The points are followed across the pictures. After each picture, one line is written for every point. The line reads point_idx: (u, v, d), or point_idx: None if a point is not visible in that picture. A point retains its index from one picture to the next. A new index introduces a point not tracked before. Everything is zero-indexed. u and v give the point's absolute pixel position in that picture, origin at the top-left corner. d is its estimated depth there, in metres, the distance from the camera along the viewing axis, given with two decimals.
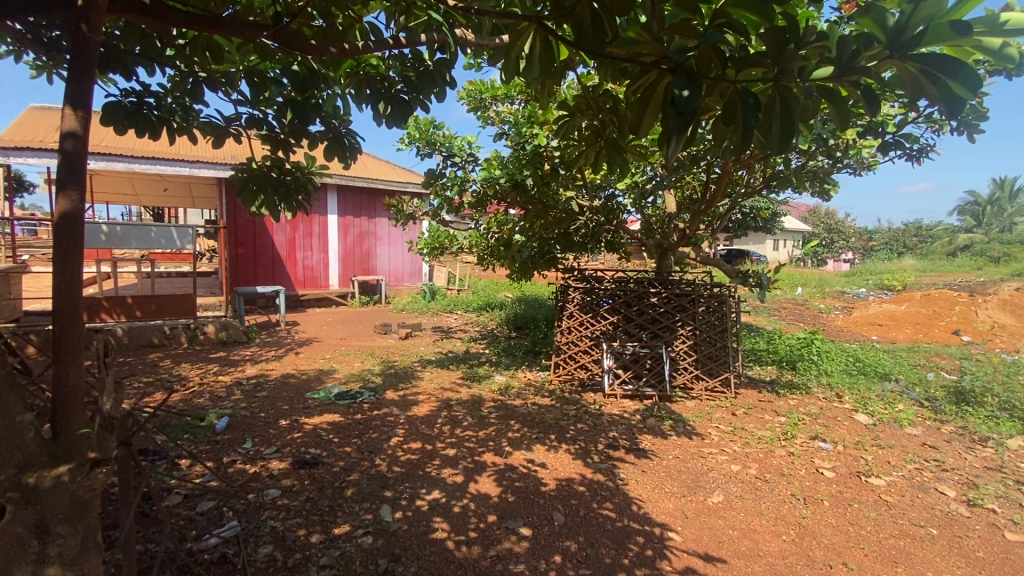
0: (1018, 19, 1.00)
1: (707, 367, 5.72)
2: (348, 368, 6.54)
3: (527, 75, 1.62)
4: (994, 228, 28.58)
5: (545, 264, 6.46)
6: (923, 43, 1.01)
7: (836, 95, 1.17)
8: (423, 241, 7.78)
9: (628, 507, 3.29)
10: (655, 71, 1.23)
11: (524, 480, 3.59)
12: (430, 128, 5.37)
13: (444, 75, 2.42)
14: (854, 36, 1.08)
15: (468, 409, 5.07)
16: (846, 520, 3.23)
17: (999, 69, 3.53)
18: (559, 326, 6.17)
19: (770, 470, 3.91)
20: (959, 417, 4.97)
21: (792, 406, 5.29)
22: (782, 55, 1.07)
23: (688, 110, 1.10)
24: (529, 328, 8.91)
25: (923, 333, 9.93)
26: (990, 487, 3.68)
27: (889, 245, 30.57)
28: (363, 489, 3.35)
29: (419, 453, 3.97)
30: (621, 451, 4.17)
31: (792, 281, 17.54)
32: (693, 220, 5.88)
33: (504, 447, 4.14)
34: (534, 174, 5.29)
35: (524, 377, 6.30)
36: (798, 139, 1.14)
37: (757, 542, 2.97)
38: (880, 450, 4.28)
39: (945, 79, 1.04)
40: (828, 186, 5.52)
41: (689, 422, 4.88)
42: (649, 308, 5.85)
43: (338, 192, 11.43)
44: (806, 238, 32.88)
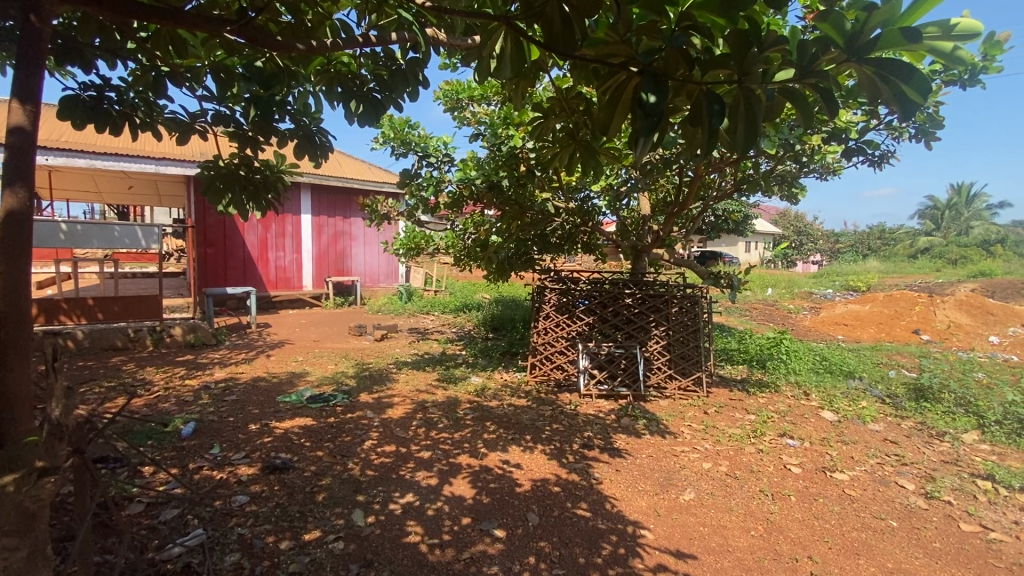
0: (967, 24, 1.04)
1: (680, 367, 5.81)
2: (321, 371, 6.42)
3: (498, 76, 1.62)
4: (952, 231, 29.90)
5: (522, 264, 6.55)
6: (878, 47, 1.04)
7: (798, 100, 1.20)
8: (399, 241, 7.70)
9: (602, 506, 3.32)
10: (624, 73, 1.24)
11: (499, 481, 3.58)
12: (405, 128, 5.30)
13: (417, 74, 2.39)
14: (813, 39, 1.10)
15: (443, 411, 5.04)
16: (811, 514, 3.32)
17: (954, 79, 3.71)
18: (535, 327, 6.18)
19: (740, 467, 3.99)
20: (918, 413, 5.17)
21: (761, 405, 5.42)
22: (746, 58, 1.09)
23: (655, 112, 1.12)
24: (506, 329, 8.91)
25: (886, 332, 10.32)
26: (947, 480, 3.84)
27: (854, 247, 31.66)
28: (335, 494, 3.29)
29: (392, 457, 3.92)
30: (595, 451, 4.20)
31: (763, 282, 18.04)
32: (666, 223, 5.97)
33: (479, 449, 4.12)
34: (510, 176, 5.30)
35: (500, 378, 6.30)
36: (761, 140, 1.16)
37: (727, 538, 3.03)
38: (844, 446, 4.42)
39: (897, 82, 1.08)
40: (795, 191, 5.68)
41: (663, 421, 4.94)
42: (624, 309, 5.92)
43: (312, 192, 11.24)
44: (776, 241, 33.83)
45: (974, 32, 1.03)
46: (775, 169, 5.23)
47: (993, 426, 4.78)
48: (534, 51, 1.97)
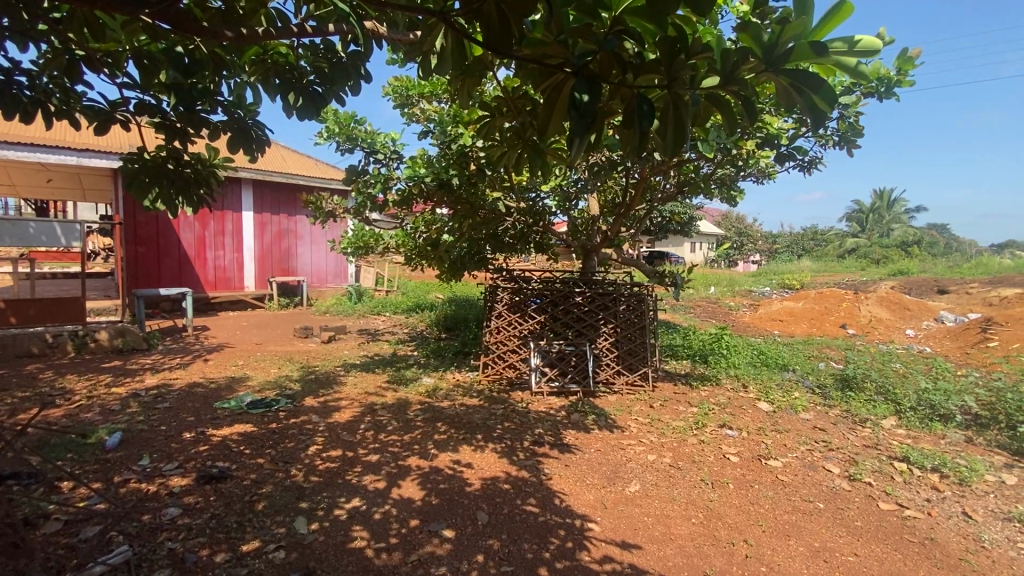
0: (867, 41, 1.13)
1: (627, 363, 5.99)
2: (263, 375, 6.15)
3: (439, 72, 1.61)
4: (875, 233, 32.29)
5: (475, 264, 6.62)
6: (792, 59, 1.11)
7: (722, 105, 1.26)
8: (347, 240, 7.51)
9: (551, 501, 3.37)
10: (560, 73, 1.26)
11: (449, 481, 3.56)
12: (351, 123, 5.15)
13: (359, 68, 2.35)
14: (734, 49, 1.16)
15: (393, 413, 4.94)
16: (747, 500, 3.50)
17: (872, 91, 4.01)
18: (488, 326, 6.18)
19: (683, 457, 4.16)
20: (843, 402, 5.56)
21: (703, 398, 5.66)
22: (674, 64, 1.14)
23: (589, 112, 1.15)
24: (459, 329, 8.86)
25: (816, 327, 11.03)
26: (868, 463, 4.14)
27: (790, 247, 33.61)
28: (276, 502, 3.17)
29: (338, 461, 3.82)
30: (545, 447, 4.26)
31: (706, 281, 18.86)
32: (614, 223, 6.12)
33: (429, 450, 4.08)
34: (460, 174, 5.26)
35: (452, 378, 6.26)
36: (688, 143, 1.22)
37: (670, 526, 3.14)
38: (778, 434, 4.68)
39: (809, 92, 1.16)
40: (734, 194, 5.94)
41: (611, 416, 5.07)
42: (574, 307, 6.01)
43: (254, 188, 10.78)
44: (719, 241, 35.44)
45: (873, 48, 1.12)
46: (714, 172, 5.47)
47: (907, 412, 5.20)
48: (477, 50, 1.98)
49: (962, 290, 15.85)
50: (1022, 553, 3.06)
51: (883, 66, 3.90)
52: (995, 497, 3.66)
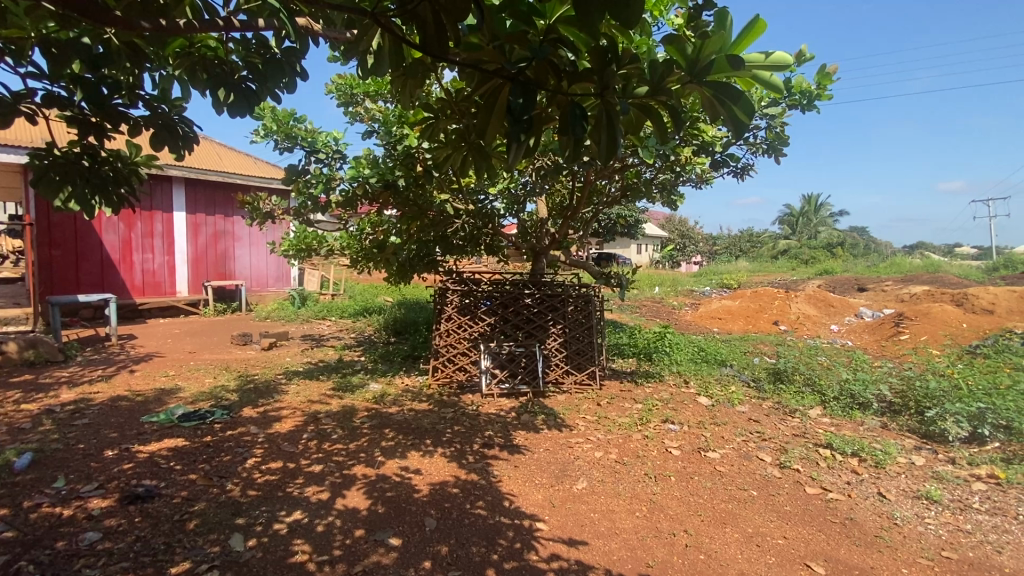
0: (780, 56, 1.21)
1: (575, 362, 6.10)
2: (196, 385, 5.80)
3: (376, 72, 1.59)
4: (804, 236, 34.53)
5: (424, 266, 6.46)
6: (713, 71, 1.18)
7: (652, 114, 1.31)
8: (288, 242, 7.22)
9: (500, 504, 3.37)
10: (497, 78, 1.26)
11: (396, 489, 3.49)
12: (289, 121, 4.96)
13: (294, 65, 2.27)
14: (662, 60, 1.21)
15: (338, 421, 4.80)
16: (687, 492, 3.65)
17: (796, 103, 4.29)
18: (437, 329, 6.12)
19: (628, 453, 4.28)
20: (776, 394, 5.92)
21: (648, 394, 5.86)
22: (605, 72, 1.17)
23: (523, 117, 1.16)
24: (408, 333, 8.72)
25: (752, 324, 11.67)
26: (797, 450, 4.42)
27: (729, 249, 35.36)
28: (210, 519, 3.00)
29: (279, 473, 3.66)
30: (495, 449, 4.27)
31: (651, 281, 19.53)
32: (562, 226, 6.22)
33: (376, 457, 3.99)
34: (407, 176, 5.19)
35: (401, 383, 6.14)
36: (621, 150, 1.24)
37: (615, 521, 3.23)
38: (717, 427, 4.91)
39: (730, 104, 1.23)
40: (674, 198, 6.18)
41: (560, 415, 5.15)
42: (524, 308, 6.05)
43: (187, 187, 10.19)
44: (663, 243, 36.80)
45: (783, 63, 1.21)
46: (656, 177, 5.68)
47: (832, 401, 5.60)
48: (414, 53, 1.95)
49: (878, 287, 17.25)
50: (928, 527, 3.37)
51: (805, 81, 4.19)
52: (905, 477, 4.00)
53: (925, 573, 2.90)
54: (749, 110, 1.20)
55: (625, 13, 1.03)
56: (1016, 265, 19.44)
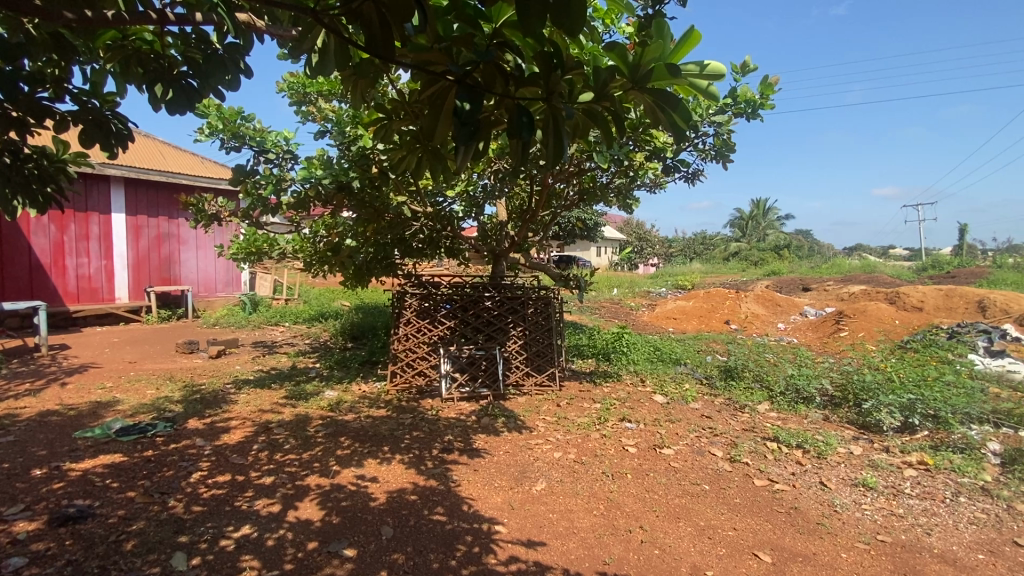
0: (715, 66, 1.26)
1: (536, 364, 6.12)
2: (136, 397, 5.47)
3: (321, 71, 1.56)
4: (753, 238, 36.09)
5: (382, 269, 6.45)
6: (654, 78, 1.22)
7: (598, 118, 1.33)
8: (237, 245, 6.94)
9: (459, 509, 3.35)
10: (444, 81, 1.25)
11: (352, 498, 3.40)
12: (237, 120, 4.78)
13: (239, 62, 2.13)
14: (605, 67, 1.24)
15: (291, 430, 4.63)
16: (644, 488, 3.74)
17: (741, 111, 4.48)
18: (395, 333, 6.02)
19: (586, 452, 4.34)
20: (727, 391, 6.15)
21: (606, 393, 5.96)
22: (551, 78, 1.19)
23: (471, 121, 1.17)
24: (366, 338, 8.54)
25: (705, 323, 12.10)
26: (746, 444, 4.60)
27: (684, 251, 36.50)
28: (149, 539, 2.83)
29: (227, 487, 3.50)
30: (454, 453, 4.23)
31: (609, 283, 19.93)
32: (521, 229, 6.25)
33: (330, 467, 3.87)
34: (362, 177, 5.08)
35: (358, 390, 6.00)
36: (567, 154, 1.26)
37: (573, 521, 3.26)
38: (672, 424, 5.04)
39: (670, 111, 1.27)
40: (630, 202, 6.31)
41: (520, 417, 5.16)
42: (484, 311, 6.03)
43: (127, 187, 9.64)
44: (621, 246, 37.61)
45: (718, 74, 1.26)
46: (612, 181, 5.78)
47: (778, 396, 5.86)
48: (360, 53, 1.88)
49: (820, 287, 18.21)
50: (865, 513, 3.57)
51: (750, 90, 4.38)
52: (844, 466, 4.23)
53: (862, 556, 3.07)
54: (686, 118, 1.25)
55: (568, 20, 1.05)
56: (941, 266, 20.95)
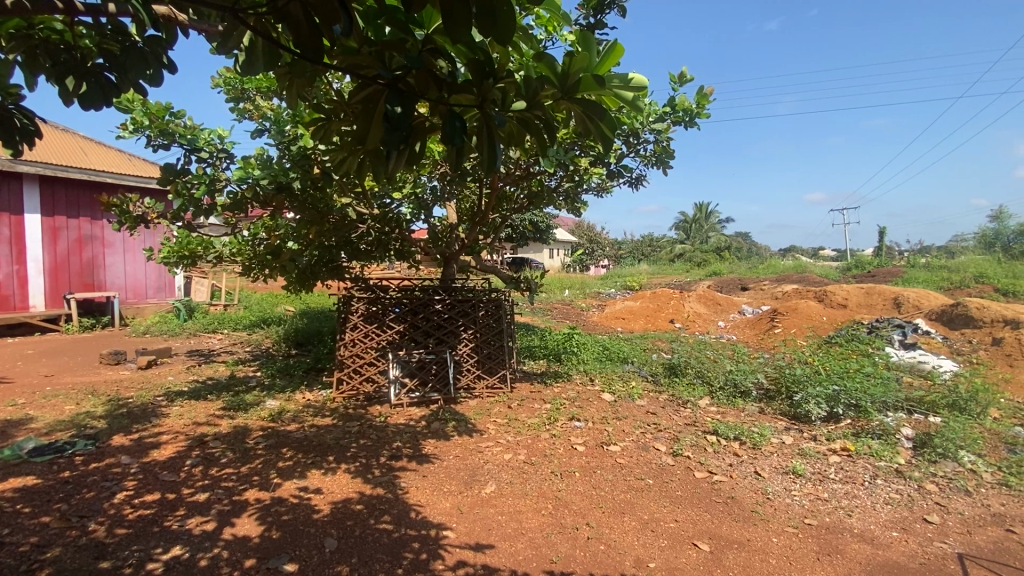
0: (639, 79, 1.31)
1: (487, 366, 6.12)
2: (53, 414, 5.04)
3: (248, 70, 1.50)
4: (697, 241, 37.65)
5: (328, 272, 6.15)
6: (581, 89, 1.26)
7: (533, 126, 1.36)
8: (167, 248, 6.54)
9: (406, 516, 3.29)
10: (375, 85, 1.24)
11: (293, 511, 3.28)
12: (165, 116, 4.51)
13: (161, 57, 1.99)
14: (536, 77, 1.27)
15: (228, 443, 4.41)
16: (591, 486, 3.82)
17: (679, 119, 4.67)
18: (342, 339, 5.84)
19: (536, 453, 4.39)
20: (671, 387, 6.38)
21: (556, 394, 6.05)
22: (483, 85, 1.21)
23: (402, 126, 1.17)
24: (311, 344, 8.25)
25: (652, 323, 12.51)
26: (688, 438, 4.80)
27: (632, 253, 37.59)
28: (66, 567, 2.62)
29: (156, 506, 3.29)
30: (403, 460, 4.17)
31: (561, 284, 20.25)
32: (471, 231, 6.22)
33: (271, 480, 3.71)
34: (303, 178, 4.91)
35: (301, 399, 5.78)
36: (501, 161, 1.28)
37: (521, 522, 3.28)
38: (619, 421, 5.18)
39: (597, 121, 1.32)
40: (578, 205, 6.43)
41: (471, 420, 5.15)
42: (434, 315, 5.98)
43: (42, 186, 8.89)
44: (572, 248, 38.30)
45: (642, 86, 1.31)
46: (559, 185, 5.88)
47: (718, 391, 6.15)
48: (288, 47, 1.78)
49: (757, 287, 19.29)
50: (794, 499, 3.81)
51: (687, 100, 4.59)
52: (777, 456, 4.49)
53: (791, 539, 3.27)
54: (612, 128, 1.31)
55: (496, 28, 1.06)
56: (863, 265, 22.65)
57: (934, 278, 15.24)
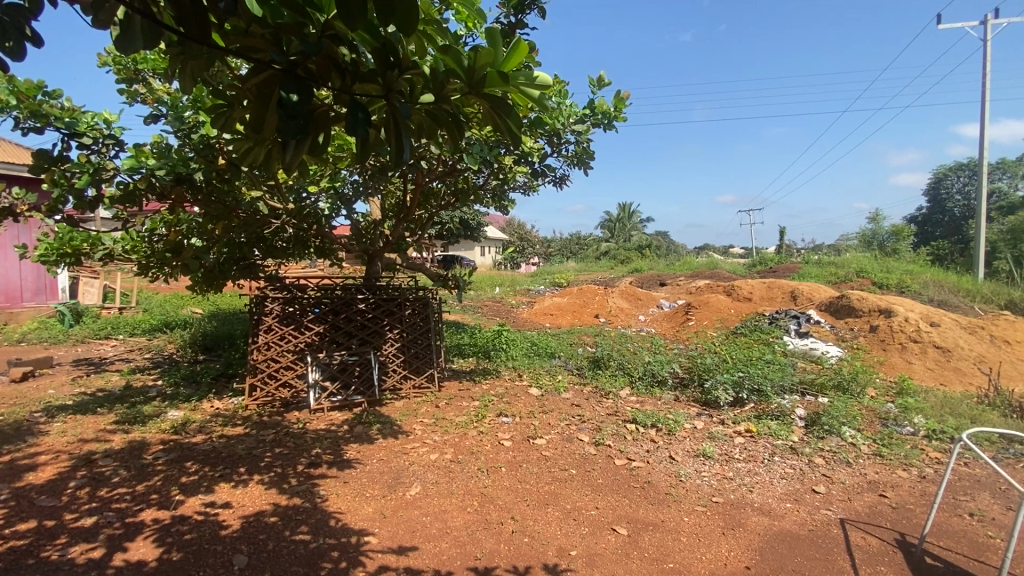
0: (545, 77, 1.32)
1: (414, 366, 6.01)
2: None
3: (126, 46, 1.31)
4: (620, 239, 39.29)
5: (240, 271, 5.75)
6: (487, 84, 1.26)
7: (442, 120, 1.36)
8: (45, 245, 5.80)
9: (325, 525, 3.16)
10: (269, 70, 1.18)
11: (197, 529, 3.03)
12: (37, 95, 3.98)
13: (23, 28, 1.62)
14: (443, 71, 1.27)
15: (121, 460, 3.99)
16: (517, 480, 3.86)
17: (599, 121, 4.81)
18: (254, 342, 5.46)
19: (463, 451, 4.37)
20: (595, 379, 6.61)
21: (484, 391, 6.05)
22: (387, 75, 1.19)
23: (299, 114, 1.12)
24: (221, 349, 7.66)
25: (578, 318, 12.90)
26: (610, 428, 5.00)
27: (560, 251, 38.52)
28: None
29: (30, 536, 2.91)
30: (322, 467, 3.99)
31: (491, 282, 20.32)
32: (396, 227, 6.06)
33: (172, 497, 3.41)
34: (206, 169, 4.52)
35: (209, 408, 5.36)
36: (409, 154, 1.24)
37: (446, 521, 3.26)
38: (545, 415, 5.28)
39: (503, 116, 1.33)
40: (505, 203, 6.45)
41: (396, 422, 5.02)
42: (357, 314, 5.75)
43: None
44: (502, 245, 38.61)
45: (547, 84, 1.32)
46: (485, 183, 5.88)
47: (638, 381, 6.45)
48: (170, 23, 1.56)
49: (674, 282, 20.50)
50: (703, 479, 4.08)
51: (606, 103, 4.75)
52: (689, 440, 4.79)
53: (699, 517, 3.51)
54: (519, 125, 1.32)
55: (395, 19, 1.05)
56: (766, 261, 24.76)
57: (824, 272, 16.97)
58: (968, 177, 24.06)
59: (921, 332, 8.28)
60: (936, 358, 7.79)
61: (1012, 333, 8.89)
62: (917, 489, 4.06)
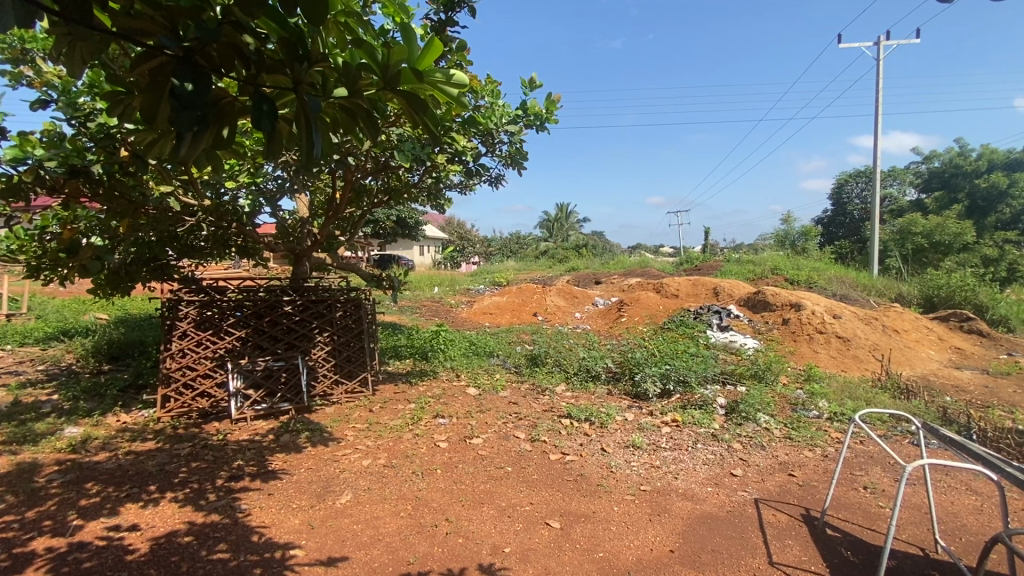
0: (461, 76, 1.31)
1: (345, 370, 5.82)
2: None
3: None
4: (558, 239, 40.03)
5: (150, 273, 5.36)
6: (401, 81, 1.25)
7: (358, 114, 1.33)
8: None
9: (247, 540, 2.99)
10: (163, 56, 1.10)
11: (98, 556, 2.77)
12: None
13: None
14: (356, 65, 1.25)
15: (6, 485, 3.56)
16: (452, 481, 3.84)
17: (531, 123, 4.86)
18: (167, 349, 5.04)
19: (396, 455, 4.29)
20: (533, 376, 6.70)
21: (420, 392, 5.96)
22: (296, 66, 1.16)
23: (195, 105, 1.06)
24: (131, 357, 7.03)
25: (517, 317, 13.03)
26: (545, 423, 5.08)
27: (500, 251, 38.70)
28: None
29: None
30: (245, 480, 3.77)
31: (431, 282, 20.06)
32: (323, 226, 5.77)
33: (69, 522, 3.09)
34: (108, 161, 4.13)
35: (115, 423, 4.90)
36: (319, 150, 1.20)
37: (378, 528, 3.19)
38: (481, 414, 5.28)
39: (418, 112, 1.32)
40: (441, 202, 6.38)
41: (326, 429, 4.83)
42: (282, 317, 5.48)
43: None
44: (441, 245, 38.19)
45: (463, 83, 1.31)
46: (419, 181, 5.78)
47: (573, 377, 6.62)
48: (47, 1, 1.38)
49: (609, 281, 21.17)
50: (633, 469, 4.25)
51: (537, 105, 4.81)
52: (621, 431, 4.98)
53: (628, 505, 3.65)
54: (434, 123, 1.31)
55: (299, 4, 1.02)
56: (692, 260, 26.18)
57: (745, 270, 18.21)
58: (864, 183, 26.65)
59: (825, 323, 9.08)
60: (838, 347, 8.58)
61: (899, 323, 9.96)
62: (820, 467, 4.46)
